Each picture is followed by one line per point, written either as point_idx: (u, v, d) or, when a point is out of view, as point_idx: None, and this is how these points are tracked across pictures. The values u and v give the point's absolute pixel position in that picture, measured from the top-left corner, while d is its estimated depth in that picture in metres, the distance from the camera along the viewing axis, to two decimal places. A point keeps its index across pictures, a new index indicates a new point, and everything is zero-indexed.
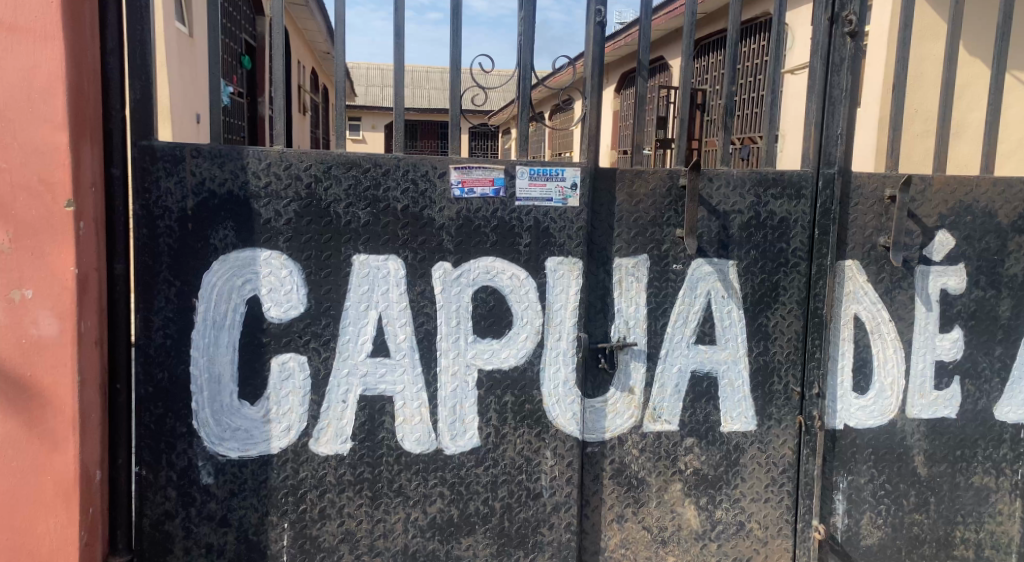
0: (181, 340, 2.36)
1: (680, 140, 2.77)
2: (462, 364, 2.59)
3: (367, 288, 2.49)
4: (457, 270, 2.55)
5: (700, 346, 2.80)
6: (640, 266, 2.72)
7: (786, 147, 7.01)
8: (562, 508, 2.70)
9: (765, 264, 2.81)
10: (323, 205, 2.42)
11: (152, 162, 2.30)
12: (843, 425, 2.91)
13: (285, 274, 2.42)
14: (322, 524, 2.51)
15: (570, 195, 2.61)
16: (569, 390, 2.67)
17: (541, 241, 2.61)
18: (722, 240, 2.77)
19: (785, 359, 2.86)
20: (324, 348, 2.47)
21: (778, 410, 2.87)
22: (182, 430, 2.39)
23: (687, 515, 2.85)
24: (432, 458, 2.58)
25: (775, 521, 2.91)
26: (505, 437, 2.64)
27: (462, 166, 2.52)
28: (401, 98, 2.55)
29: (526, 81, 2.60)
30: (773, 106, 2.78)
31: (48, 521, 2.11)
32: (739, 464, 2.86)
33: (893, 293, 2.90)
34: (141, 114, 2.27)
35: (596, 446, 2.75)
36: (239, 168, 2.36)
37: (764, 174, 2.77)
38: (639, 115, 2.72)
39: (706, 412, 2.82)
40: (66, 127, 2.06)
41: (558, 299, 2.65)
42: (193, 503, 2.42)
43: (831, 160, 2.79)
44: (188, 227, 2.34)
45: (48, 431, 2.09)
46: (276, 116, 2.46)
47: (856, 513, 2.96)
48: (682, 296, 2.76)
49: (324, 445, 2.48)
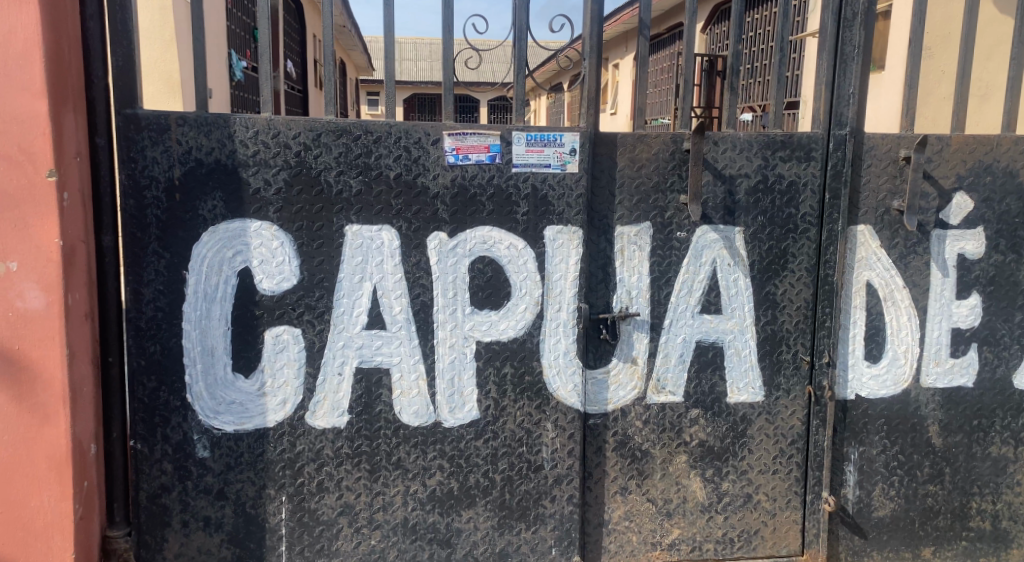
0: (172, 313, 2.33)
1: (684, 102, 2.66)
2: (459, 336, 2.54)
3: (361, 259, 2.44)
4: (453, 240, 2.49)
5: (705, 316, 2.72)
6: (642, 234, 2.64)
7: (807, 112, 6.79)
8: (564, 481, 2.65)
9: (772, 230, 2.71)
10: (314, 173, 2.37)
11: (137, 132, 2.25)
12: (855, 395, 2.83)
13: (276, 246, 2.37)
14: (321, 497, 2.49)
15: (569, 160, 2.53)
16: (570, 361, 2.61)
17: (540, 209, 2.54)
18: (729, 206, 2.67)
19: (794, 328, 2.78)
20: (318, 320, 2.43)
21: (786, 380, 2.80)
22: (176, 404, 2.37)
23: (693, 487, 2.80)
24: (431, 431, 2.54)
25: (784, 493, 2.85)
26: (504, 410, 2.59)
27: (455, 133, 2.44)
28: (393, 63, 2.48)
29: (522, 43, 2.50)
30: (782, 66, 2.66)
31: (42, 494, 2.10)
32: (747, 436, 2.80)
33: (907, 259, 2.80)
34: (124, 83, 2.22)
35: (599, 418, 2.69)
36: (227, 137, 2.31)
37: (771, 136, 2.66)
38: (642, 76, 2.61)
39: (711, 383, 2.75)
40: (46, 96, 2.02)
41: (557, 269, 2.58)
42: (189, 476, 2.40)
43: (842, 121, 2.68)
44: (176, 198, 2.30)
45: (38, 405, 2.07)
46: (264, 82, 2.39)
47: (868, 484, 2.88)
48: (686, 264, 2.68)
49: (321, 419, 2.46)
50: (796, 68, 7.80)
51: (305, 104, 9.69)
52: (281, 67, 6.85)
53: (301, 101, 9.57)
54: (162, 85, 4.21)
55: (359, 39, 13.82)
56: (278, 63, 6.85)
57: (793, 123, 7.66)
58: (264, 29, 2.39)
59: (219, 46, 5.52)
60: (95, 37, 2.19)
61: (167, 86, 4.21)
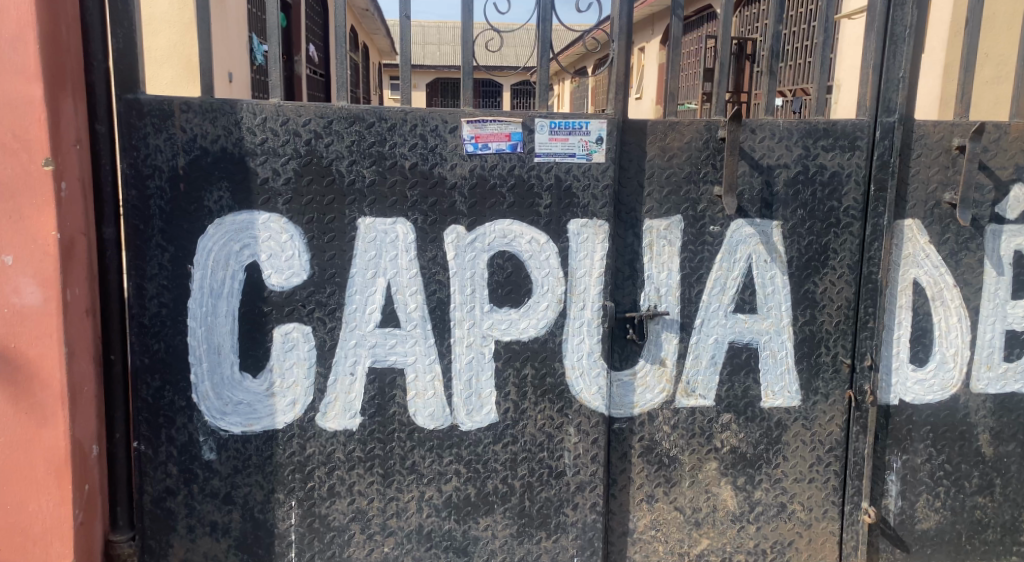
0: (177, 310, 2.23)
1: (719, 88, 2.49)
2: (477, 335, 2.40)
3: (375, 254, 2.31)
4: (471, 233, 2.36)
5: (739, 316, 2.56)
6: (672, 228, 2.48)
7: (840, 97, 6.54)
8: (587, 488, 2.52)
9: (813, 225, 2.54)
10: (325, 162, 2.24)
11: (139, 118, 2.14)
12: (898, 400, 2.66)
13: (285, 239, 2.26)
14: (332, 502, 2.37)
15: (595, 150, 2.38)
16: (594, 363, 2.47)
17: (563, 201, 2.39)
18: (766, 199, 2.50)
19: (834, 329, 2.60)
20: (329, 318, 2.31)
21: (825, 384, 2.63)
22: (181, 404, 2.26)
23: (723, 496, 2.65)
24: (447, 434, 2.42)
25: (820, 503, 2.68)
26: (524, 413, 2.46)
27: (474, 120, 2.30)
28: (408, 46, 2.33)
29: (546, 24, 2.33)
30: (825, 48, 2.48)
31: (41, 499, 2.01)
32: (781, 442, 2.64)
33: (958, 256, 2.61)
34: (125, 66, 2.11)
35: (624, 422, 2.55)
36: (233, 124, 2.19)
37: (813, 124, 2.48)
38: (675, 60, 2.44)
39: (745, 386, 2.59)
40: (41, 80, 1.91)
41: (581, 264, 2.43)
42: (195, 480, 2.30)
43: (891, 107, 2.48)
44: (180, 188, 2.18)
45: (36, 405, 1.98)
46: (272, 64, 2.26)
47: (912, 495, 2.71)
48: (719, 260, 2.52)
49: (332, 420, 2.34)
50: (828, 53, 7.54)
51: (326, 88, 9.53)
52: (303, 51, 6.77)
53: (324, 85, 9.49)
54: (180, 68, 4.08)
55: (384, 22, 13.67)
56: (300, 46, 6.75)
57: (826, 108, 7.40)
58: (273, 7, 2.26)
59: (239, 29, 5.42)
60: (94, 17, 2.07)
61: (184, 68, 4.08)
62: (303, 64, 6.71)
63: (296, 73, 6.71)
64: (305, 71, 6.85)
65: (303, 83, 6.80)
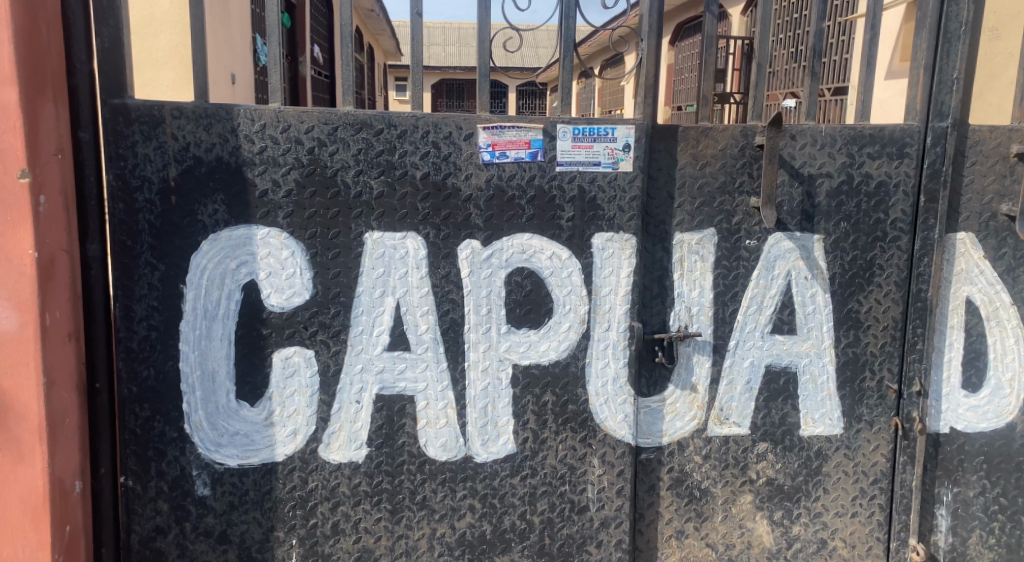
0: (168, 333, 2.05)
1: (756, 89, 2.29)
2: (494, 359, 2.21)
3: (383, 271, 2.13)
4: (487, 249, 2.17)
5: (777, 337, 2.36)
6: (705, 242, 2.28)
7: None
8: (612, 524, 2.32)
9: (857, 239, 2.34)
10: (329, 172, 2.06)
11: (126, 124, 1.97)
12: (949, 428, 2.46)
13: (286, 255, 2.08)
14: (336, 540, 2.19)
15: (622, 158, 2.19)
16: (619, 389, 2.28)
17: (587, 214, 2.20)
18: (807, 210, 2.30)
19: (879, 351, 2.40)
20: (333, 341, 2.13)
21: (869, 411, 2.42)
22: (172, 436, 2.08)
23: (758, 532, 2.44)
24: (461, 467, 2.23)
25: (864, 540, 2.47)
26: (544, 443, 2.27)
27: (491, 126, 2.12)
28: (419, 45, 2.15)
29: (570, 22, 2.15)
30: (871, 47, 2.28)
31: (16, 543, 1.84)
32: (822, 474, 2.43)
33: (1015, 272, 2.41)
34: (110, 68, 1.94)
35: (652, 452, 2.36)
36: (229, 131, 2.01)
37: (859, 129, 2.28)
38: (708, 60, 2.26)
39: (782, 414, 2.39)
40: (15, 84, 1.75)
41: (606, 282, 2.24)
42: (188, 517, 2.12)
43: (943, 111, 2.28)
44: (171, 201, 2.01)
45: (11, 440, 1.81)
46: (272, 66, 2.08)
47: (963, 531, 2.50)
48: (756, 277, 2.32)
49: (336, 452, 2.16)
50: (841, 53, 7.38)
51: (329, 89, 9.32)
52: (308, 52, 6.60)
53: (327, 86, 9.26)
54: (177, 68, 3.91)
55: (388, 23, 13.50)
56: (305, 48, 6.58)
57: (840, 109, 7.21)
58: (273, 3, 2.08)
59: (242, 29, 5.25)
60: (77, 14, 1.89)
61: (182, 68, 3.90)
62: (308, 66, 6.54)
63: (301, 75, 6.53)
64: (310, 72, 6.67)
65: (308, 85, 6.62)
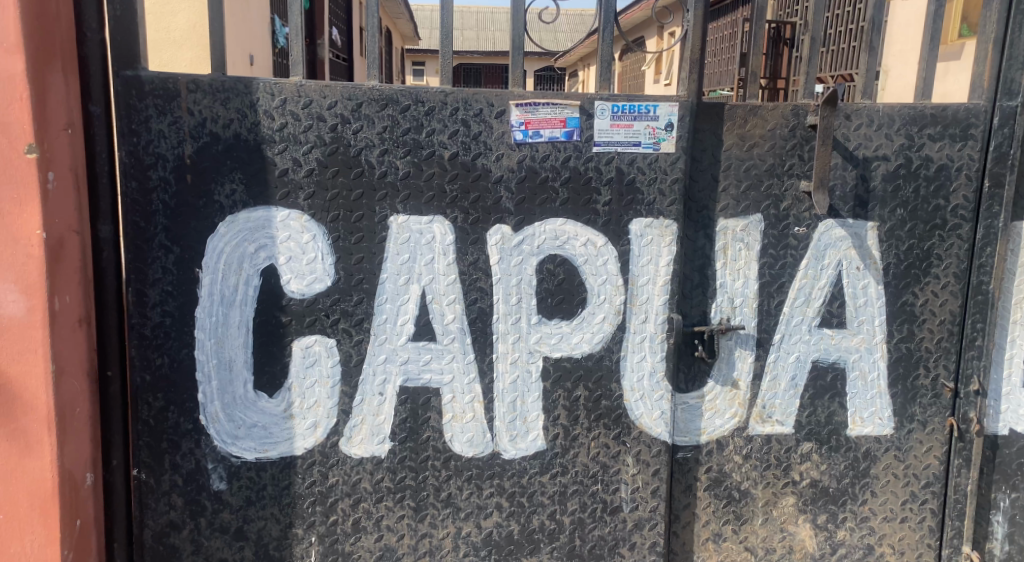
0: (183, 319, 1.95)
1: (809, 65, 2.13)
2: (523, 351, 2.09)
3: (408, 257, 2.01)
4: (517, 235, 2.04)
5: (825, 331, 2.21)
6: (750, 229, 2.14)
7: (888, 83, 6.20)
8: (646, 526, 2.20)
9: (914, 227, 2.18)
10: (352, 151, 1.95)
11: (138, 98, 1.86)
12: (1008, 430, 2.29)
13: (306, 239, 1.97)
14: (357, 538, 2.09)
15: (664, 138, 2.05)
16: (656, 385, 2.15)
17: (625, 198, 2.06)
18: (861, 196, 2.15)
19: (935, 347, 2.24)
20: (356, 330, 2.02)
21: (922, 410, 2.27)
22: (187, 427, 1.99)
23: (801, 536, 2.30)
24: (488, 463, 2.12)
25: (913, 546, 2.33)
26: (576, 440, 2.14)
27: (525, 103, 1.99)
28: (450, 16, 2.02)
29: None
30: (936, 19, 2.11)
31: (24, 538, 1.76)
32: (869, 476, 2.29)
33: None
34: (122, 38, 1.82)
35: (689, 451, 2.23)
36: (248, 106, 1.90)
37: (920, 109, 2.12)
38: (757, 33, 2.10)
39: (829, 412, 2.25)
40: (22, 55, 1.64)
41: (644, 270, 2.11)
42: (203, 512, 2.03)
43: (1013, 89, 2.12)
44: (186, 180, 1.90)
45: (19, 432, 1.73)
46: (293, 38, 1.96)
47: (1021, 539, 2.34)
48: (805, 267, 2.17)
49: (358, 447, 2.05)
50: None
51: (348, 73, 9.21)
52: (327, 34, 6.48)
53: (345, 70, 9.13)
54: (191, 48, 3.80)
55: (407, 6, 13.33)
56: (323, 30, 6.47)
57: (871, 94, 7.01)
58: None
59: (260, 9, 5.14)
60: None
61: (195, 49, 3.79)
62: (326, 48, 6.42)
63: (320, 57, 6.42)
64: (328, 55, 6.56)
65: (326, 68, 6.50)
